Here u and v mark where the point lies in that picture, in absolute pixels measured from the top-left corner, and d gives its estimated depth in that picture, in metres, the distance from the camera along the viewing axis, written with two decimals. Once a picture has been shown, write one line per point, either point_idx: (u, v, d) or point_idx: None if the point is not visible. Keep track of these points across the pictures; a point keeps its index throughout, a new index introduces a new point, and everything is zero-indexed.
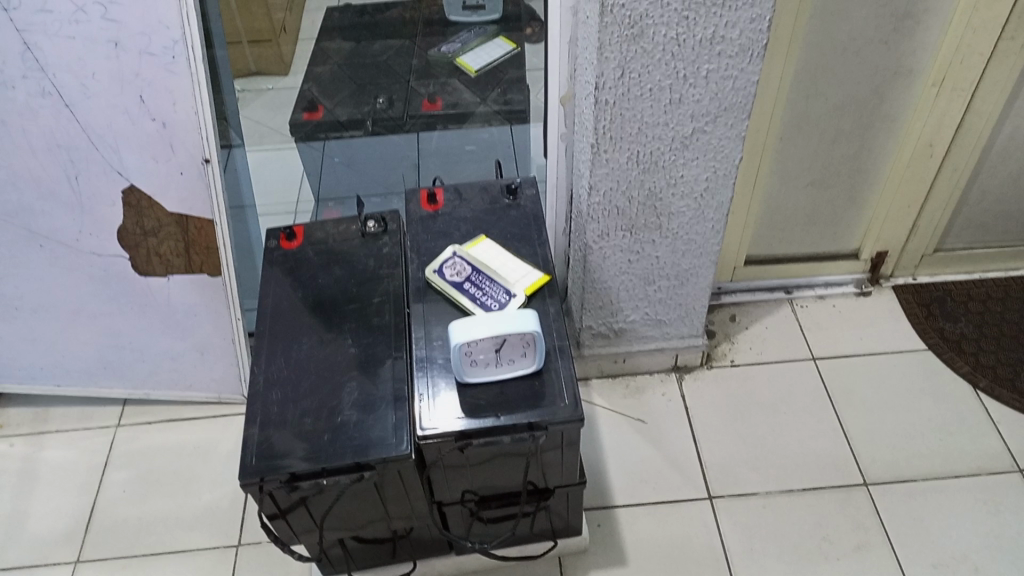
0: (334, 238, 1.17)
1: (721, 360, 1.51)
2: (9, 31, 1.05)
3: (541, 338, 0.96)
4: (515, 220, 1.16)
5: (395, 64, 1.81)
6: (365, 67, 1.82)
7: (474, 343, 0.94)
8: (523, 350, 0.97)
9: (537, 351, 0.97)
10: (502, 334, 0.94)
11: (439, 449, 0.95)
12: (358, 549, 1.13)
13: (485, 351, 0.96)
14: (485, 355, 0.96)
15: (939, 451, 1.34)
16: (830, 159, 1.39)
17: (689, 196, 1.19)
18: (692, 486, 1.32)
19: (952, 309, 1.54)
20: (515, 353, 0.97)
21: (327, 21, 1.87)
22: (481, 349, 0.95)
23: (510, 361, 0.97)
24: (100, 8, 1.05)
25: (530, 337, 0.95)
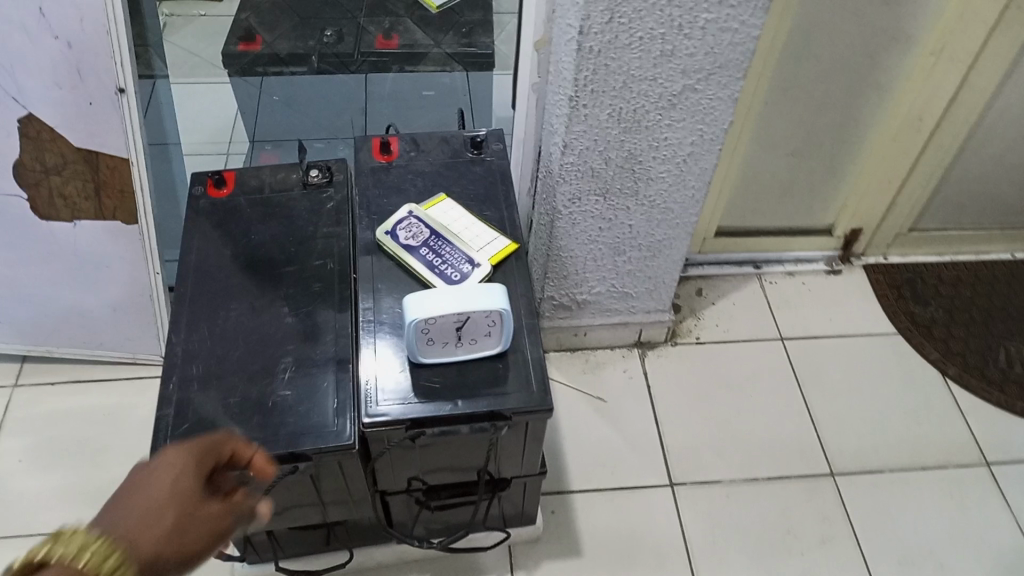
0: (271, 188, 1.02)
1: (686, 337, 1.42)
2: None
3: (509, 319, 0.84)
4: (479, 178, 1.03)
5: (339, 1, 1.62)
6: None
7: (432, 321, 0.82)
8: (488, 329, 0.85)
9: (504, 332, 0.85)
10: (465, 311, 0.82)
11: (387, 437, 0.84)
12: (287, 537, 1.01)
13: (445, 331, 0.84)
14: (443, 334, 0.84)
15: (907, 441, 1.28)
16: (815, 127, 1.30)
17: (670, 161, 1.08)
18: (653, 471, 1.24)
19: (923, 292, 1.49)
20: (478, 332, 0.85)
21: None
22: (439, 327, 0.83)
23: (472, 340, 0.86)
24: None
25: (497, 315, 0.84)
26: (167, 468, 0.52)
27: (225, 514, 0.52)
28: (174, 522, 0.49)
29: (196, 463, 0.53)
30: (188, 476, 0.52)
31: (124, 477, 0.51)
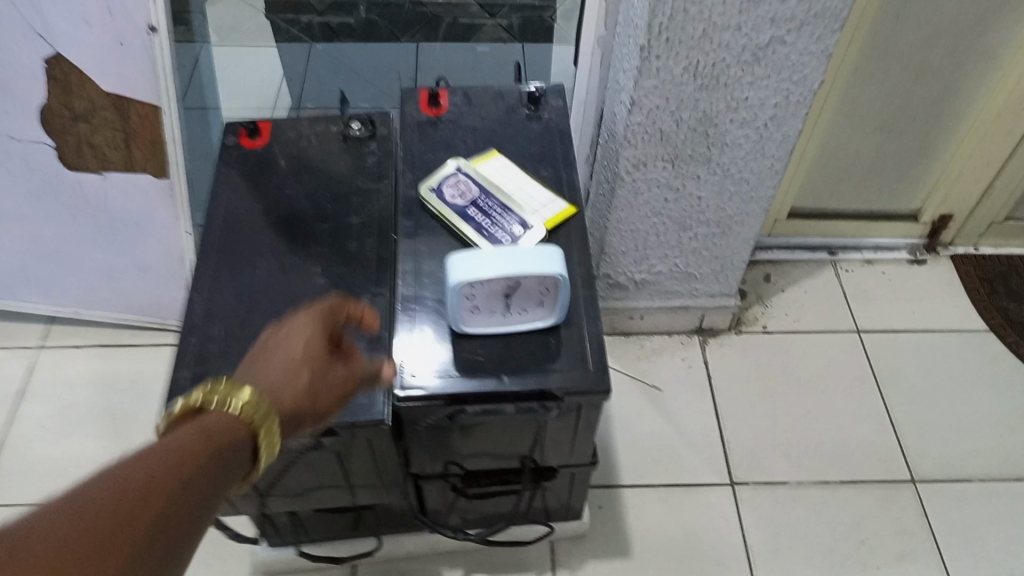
0: (308, 140, 0.94)
1: (752, 325, 1.30)
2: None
3: (564, 287, 0.74)
4: (536, 136, 0.93)
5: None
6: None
7: (476, 286, 0.73)
8: (540, 299, 0.75)
9: (557, 302, 0.75)
10: (516, 277, 0.72)
11: (423, 413, 0.75)
12: (311, 519, 0.93)
13: (491, 297, 0.74)
14: (488, 300, 0.75)
15: (1000, 450, 1.15)
16: (909, 99, 1.17)
17: (749, 126, 0.97)
18: (712, 469, 1.13)
19: (1018, 287, 1.34)
20: (528, 301, 0.75)
21: None
22: (486, 291, 0.74)
23: (521, 309, 0.76)
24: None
25: (551, 284, 0.74)
26: (300, 330, 0.62)
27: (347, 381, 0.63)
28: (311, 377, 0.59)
29: (322, 326, 0.63)
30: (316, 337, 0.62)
31: (262, 337, 0.62)
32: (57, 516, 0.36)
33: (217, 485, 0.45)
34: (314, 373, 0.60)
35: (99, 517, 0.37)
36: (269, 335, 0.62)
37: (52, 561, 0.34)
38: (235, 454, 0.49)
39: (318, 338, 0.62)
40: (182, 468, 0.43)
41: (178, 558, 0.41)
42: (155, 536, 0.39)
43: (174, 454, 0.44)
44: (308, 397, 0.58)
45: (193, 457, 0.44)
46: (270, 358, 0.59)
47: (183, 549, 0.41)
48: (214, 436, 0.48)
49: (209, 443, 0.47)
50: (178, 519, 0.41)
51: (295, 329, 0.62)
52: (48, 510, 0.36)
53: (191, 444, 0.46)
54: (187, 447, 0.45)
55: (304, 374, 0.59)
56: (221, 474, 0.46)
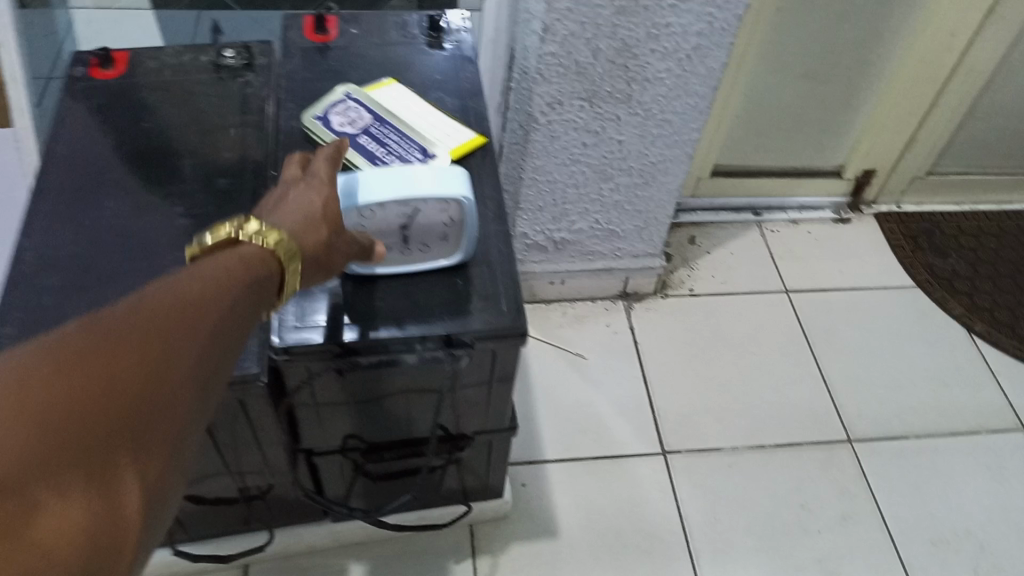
0: (174, 71, 0.81)
1: (678, 289, 1.23)
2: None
3: (472, 215, 0.64)
4: (438, 64, 0.83)
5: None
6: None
7: (368, 213, 0.61)
8: (443, 235, 0.65)
9: (465, 235, 0.65)
10: (415, 202, 0.61)
11: (309, 369, 0.63)
12: (189, 515, 0.79)
13: (385, 230, 0.63)
14: (382, 234, 0.63)
15: (934, 405, 1.11)
16: (832, 42, 1.12)
17: (672, 58, 0.89)
18: (642, 438, 1.05)
19: (942, 243, 1.32)
20: (429, 237, 0.65)
21: None
22: (379, 222, 0.63)
23: (421, 248, 0.65)
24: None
25: (458, 214, 0.63)
26: (314, 188, 0.57)
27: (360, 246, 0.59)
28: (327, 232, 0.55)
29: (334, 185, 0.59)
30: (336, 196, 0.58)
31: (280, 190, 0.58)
32: (93, 335, 0.34)
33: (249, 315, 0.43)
34: (336, 230, 0.56)
35: (133, 337, 0.35)
36: (281, 193, 0.58)
37: (96, 367, 0.33)
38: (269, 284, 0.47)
39: (332, 197, 0.58)
40: (217, 295, 0.41)
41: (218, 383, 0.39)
42: (190, 357, 0.37)
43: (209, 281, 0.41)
44: (323, 250, 0.54)
45: (227, 286, 0.42)
46: (287, 212, 0.55)
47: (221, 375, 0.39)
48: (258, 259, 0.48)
49: (243, 271, 0.45)
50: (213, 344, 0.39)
51: (310, 187, 0.57)
52: (82, 326, 0.34)
53: (225, 272, 0.43)
54: (219, 275, 0.42)
55: (326, 230, 0.55)
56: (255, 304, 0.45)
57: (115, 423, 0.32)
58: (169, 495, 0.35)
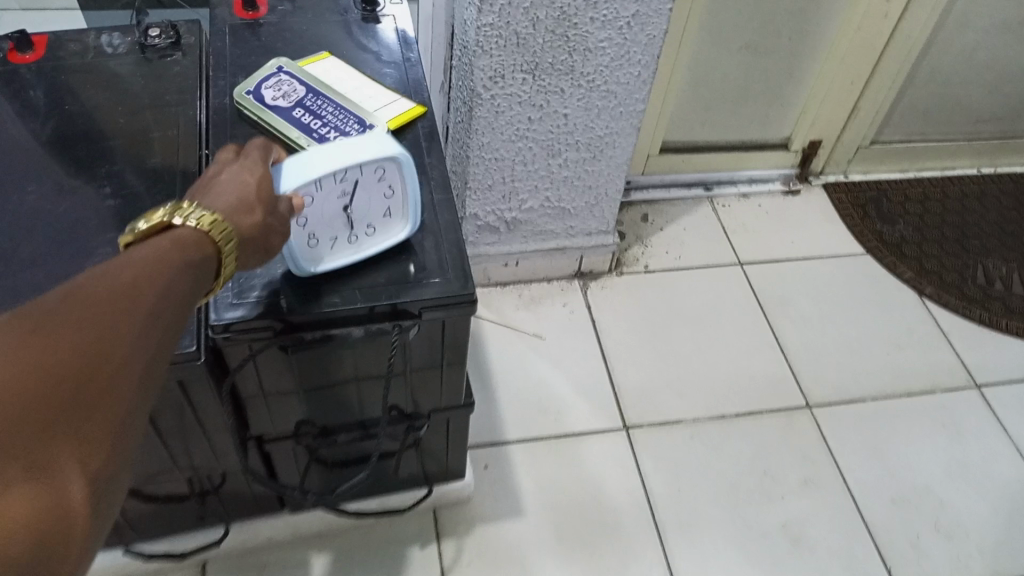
0: (97, 52, 0.77)
1: (633, 266, 1.22)
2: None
3: (411, 182, 0.62)
4: (373, 38, 0.81)
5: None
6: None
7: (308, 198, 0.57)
8: (387, 209, 0.62)
9: (408, 205, 0.63)
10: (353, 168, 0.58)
11: (250, 349, 0.61)
12: (138, 513, 0.76)
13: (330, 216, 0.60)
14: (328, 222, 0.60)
15: (888, 367, 1.12)
16: (771, 12, 1.12)
17: (612, 25, 0.88)
18: (603, 415, 1.04)
19: (889, 210, 1.33)
20: (374, 215, 0.62)
21: None
22: (321, 210, 0.59)
23: (370, 229, 0.62)
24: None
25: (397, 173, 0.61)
26: (246, 169, 0.54)
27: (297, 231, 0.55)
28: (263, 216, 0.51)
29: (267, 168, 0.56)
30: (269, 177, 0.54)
31: (206, 174, 0.54)
32: (23, 331, 0.33)
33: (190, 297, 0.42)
34: (269, 211, 0.52)
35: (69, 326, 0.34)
36: (211, 174, 0.54)
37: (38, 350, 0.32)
38: (208, 267, 0.45)
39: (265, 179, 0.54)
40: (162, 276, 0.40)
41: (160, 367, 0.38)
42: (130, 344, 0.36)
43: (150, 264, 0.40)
44: (260, 235, 0.51)
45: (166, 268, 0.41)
46: (215, 194, 0.51)
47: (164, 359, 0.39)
48: (191, 241, 0.45)
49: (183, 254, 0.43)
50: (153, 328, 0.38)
51: (241, 167, 0.54)
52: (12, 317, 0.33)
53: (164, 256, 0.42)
54: (159, 258, 0.41)
55: (256, 213, 0.51)
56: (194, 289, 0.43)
57: (51, 419, 0.32)
58: (116, 478, 0.35)
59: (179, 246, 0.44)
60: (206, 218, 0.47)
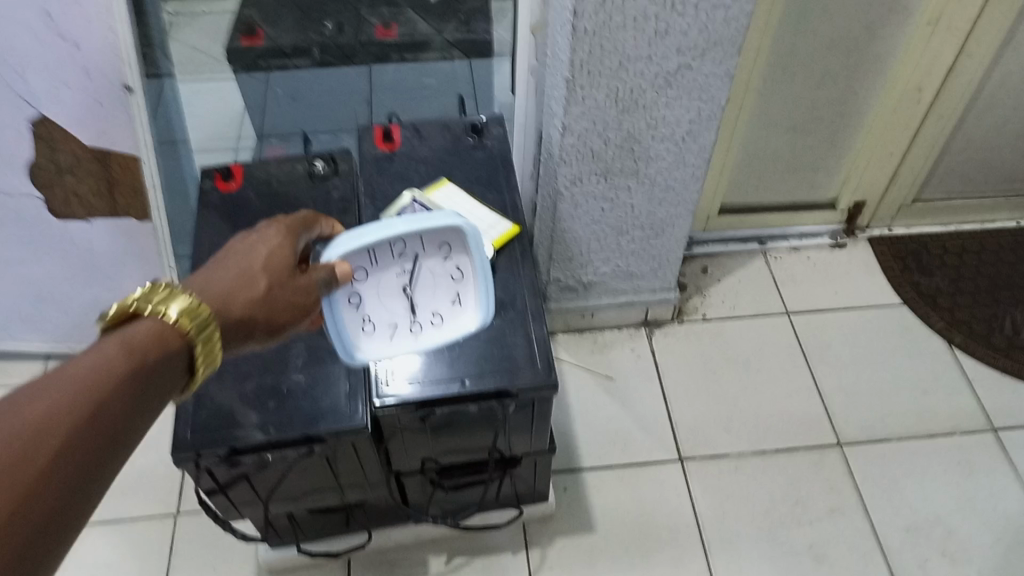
0: (278, 180, 1.04)
1: (692, 315, 1.43)
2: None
3: (465, 272, 0.78)
4: (481, 163, 1.05)
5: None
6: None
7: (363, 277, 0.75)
8: (455, 296, 0.79)
9: (464, 291, 0.79)
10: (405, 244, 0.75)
11: (398, 418, 0.87)
12: (308, 521, 1.03)
13: (396, 299, 0.78)
14: (392, 309, 0.77)
15: (914, 409, 1.30)
16: (815, 101, 1.30)
17: (670, 140, 1.09)
18: (662, 447, 1.26)
19: (928, 263, 1.49)
20: (434, 305, 0.79)
21: None
22: (384, 301, 0.77)
23: (436, 318, 0.79)
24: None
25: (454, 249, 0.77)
26: (267, 240, 0.69)
27: (305, 291, 0.68)
28: (266, 288, 0.65)
29: (290, 237, 0.70)
30: (275, 249, 0.68)
31: (232, 245, 0.68)
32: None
33: (142, 397, 0.50)
34: (273, 283, 0.66)
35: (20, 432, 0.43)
36: (236, 243, 0.68)
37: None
38: (171, 357, 0.54)
39: (282, 250, 0.68)
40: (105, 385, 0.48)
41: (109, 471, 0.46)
42: (75, 449, 0.44)
43: (84, 380, 0.47)
44: (264, 305, 0.65)
45: (105, 379, 0.48)
46: (231, 263, 0.66)
47: (112, 463, 0.47)
48: (149, 338, 0.53)
49: (138, 355, 0.52)
50: (89, 447, 0.45)
51: (262, 238, 0.69)
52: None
53: (115, 362, 0.50)
54: (103, 366, 0.49)
55: (262, 280, 0.65)
56: (159, 381, 0.52)
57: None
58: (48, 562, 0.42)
59: (138, 343, 0.52)
60: (180, 306, 0.56)
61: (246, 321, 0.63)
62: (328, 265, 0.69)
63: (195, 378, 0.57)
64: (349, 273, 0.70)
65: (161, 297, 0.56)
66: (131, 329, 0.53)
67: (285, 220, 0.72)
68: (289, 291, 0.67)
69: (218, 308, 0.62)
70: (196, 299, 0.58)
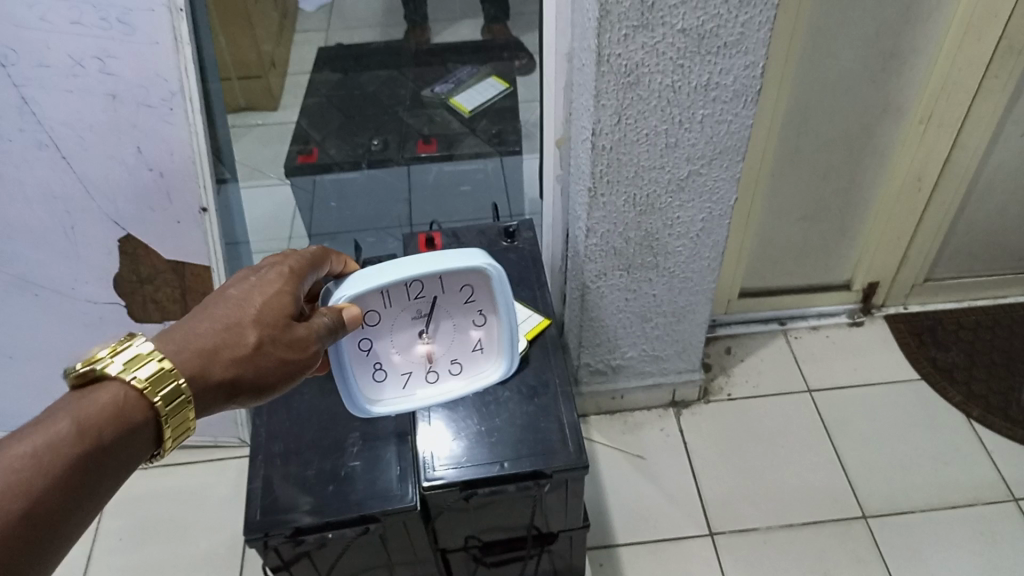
0: None
1: (718, 394, 1.51)
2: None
3: (491, 324, 0.85)
4: (514, 264, 1.18)
5: (373, 90, 1.68)
6: (344, 64, 1.68)
7: (374, 314, 0.80)
8: (475, 342, 0.86)
9: (491, 343, 0.86)
10: (424, 286, 0.80)
11: (444, 499, 0.96)
12: None
13: (411, 345, 0.84)
14: (409, 358, 0.85)
15: (937, 481, 1.34)
16: (822, 193, 1.41)
17: (685, 236, 1.20)
18: (692, 522, 1.32)
19: (943, 338, 1.56)
20: (452, 355, 0.86)
21: (317, 78, 1.66)
22: (402, 349, 0.84)
23: (456, 366, 0.86)
24: (72, 11, 0.98)
25: (477, 295, 0.83)
26: (266, 287, 0.72)
27: (299, 346, 0.71)
28: (255, 346, 0.69)
29: (291, 284, 0.73)
30: (269, 303, 0.71)
31: (233, 288, 0.72)
32: None
33: (89, 479, 0.58)
34: (261, 340, 0.69)
35: None
36: (236, 287, 0.72)
37: None
38: (130, 426, 0.61)
39: (280, 299, 0.71)
40: (48, 465, 0.56)
41: (50, 552, 0.56)
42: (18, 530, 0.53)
43: (25, 472, 0.55)
44: (250, 362, 0.69)
45: (46, 472, 0.56)
46: (226, 312, 0.70)
47: (53, 546, 0.56)
48: (109, 414, 0.60)
49: (91, 437, 0.59)
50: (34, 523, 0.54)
51: (262, 284, 0.72)
52: None
53: (64, 439, 0.57)
54: (50, 445, 0.57)
55: (252, 335, 0.69)
56: (115, 459, 0.60)
57: None
58: None
59: (93, 422, 0.59)
60: (152, 376, 0.62)
61: (230, 375, 0.68)
62: (332, 315, 0.73)
63: (162, 439, 0.65)
64: (357, 316, 0.75)
65: (135, 363, 0.63)
66: (92, 402, 0.60)
67: (290, 262, 0.74)
68: (279, 347, 0.70)
69: (203, 367, 0.67)
70: (171, 366, 0.64)
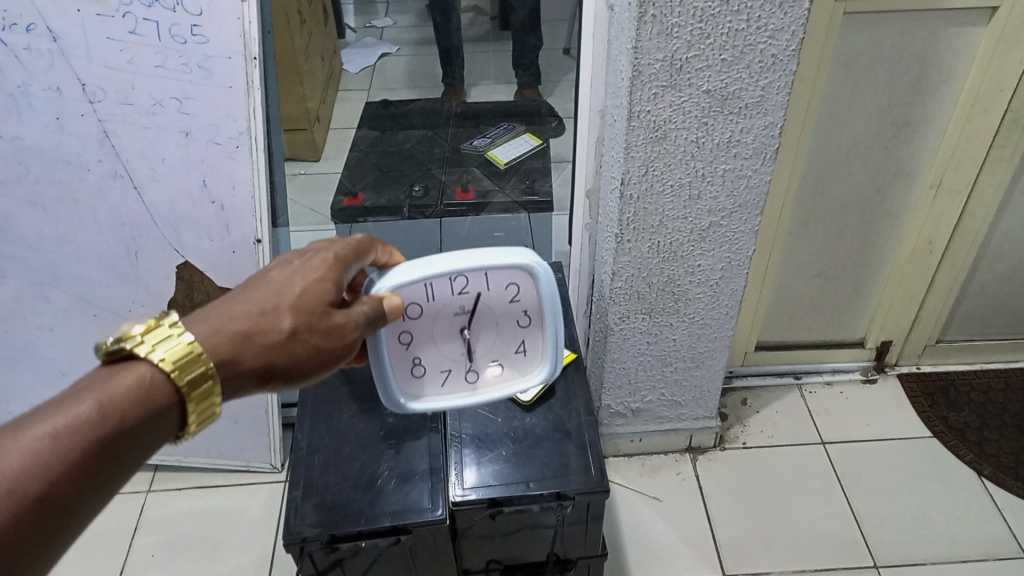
0: None
1: (733, 442, 1.56)
2: (70, 77, 1.12)
3: (535, 321, 0.88)
4: None
5: (409, 146, 1.77)
6: (383, 123, 1.82)
7: (416, 306, 0.84)
8: (517, 344, 0.89)
9: (534, 345, 0.89)
10: (468, 281, 0.84)
11: (471, 516, 1.02)
12: None
13: (453, 341, 0.88)
14: (450, 354, 0.88)
15: (948, 534, 1.37)
16: (837, 252, 1.48)
17: (706, 283, 1.27)
18: (706, 563, 1.35)
19: (956, 399, 1.61)
20: (495, 354, 0.89)
21: (359, 135, 1.80)
22: (444, 346, 0.88)
23: (498, 366, 0.90)
24: (159, 56, 1.11)
25: (522, 293, 0.86)
26: (310, 274, 0.74)
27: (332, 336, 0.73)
28: (289, 333, 0.71)
29: (333, 272, 0.75)
30: (308, 291, 0.73)
31: (275, 272, 0.74)
32: None
33: (115, 457, 0.60)
34: (297, 327, 0.71)
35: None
36: (279, 271, 0.74)
37: None
38: (156, 407, 0.62)
39: (320, 288, 0.74)
40: (73, 441, 0.57)
41: (70, 528, 0.58)
42: (41, 502, 0.56)
43: (44, 452, 0.56)
44: (283, 348, 0.71)
45: (64, 454, 0.57)
46: (267, 295, 0.72)
47: (74, 521, 0.58)
48: (135, 397, 0.61)
49: (113, 419, 0.60)
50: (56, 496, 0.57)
51: (304, 271, 0.74)
52: None
53: (89, 417, 0.59)
54: (74, 422, 0.58)
55: (288, 322, 0.71)
56: (140, 439, 0.61)
57: None
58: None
59: (119, 403, 0.60)
60: (178, 359, 0.63)
61: (262, 359, 0.70)
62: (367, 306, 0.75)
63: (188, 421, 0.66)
64: (398, 307, 0.78)
65: (163, 344, 0.63)
66: (117, 385, 0.61)
67: (336, 250, 0.76)
68: (313, 336, 0.72)
69: (236, 351, 0.68)
70: (198, 351, 0.65)
